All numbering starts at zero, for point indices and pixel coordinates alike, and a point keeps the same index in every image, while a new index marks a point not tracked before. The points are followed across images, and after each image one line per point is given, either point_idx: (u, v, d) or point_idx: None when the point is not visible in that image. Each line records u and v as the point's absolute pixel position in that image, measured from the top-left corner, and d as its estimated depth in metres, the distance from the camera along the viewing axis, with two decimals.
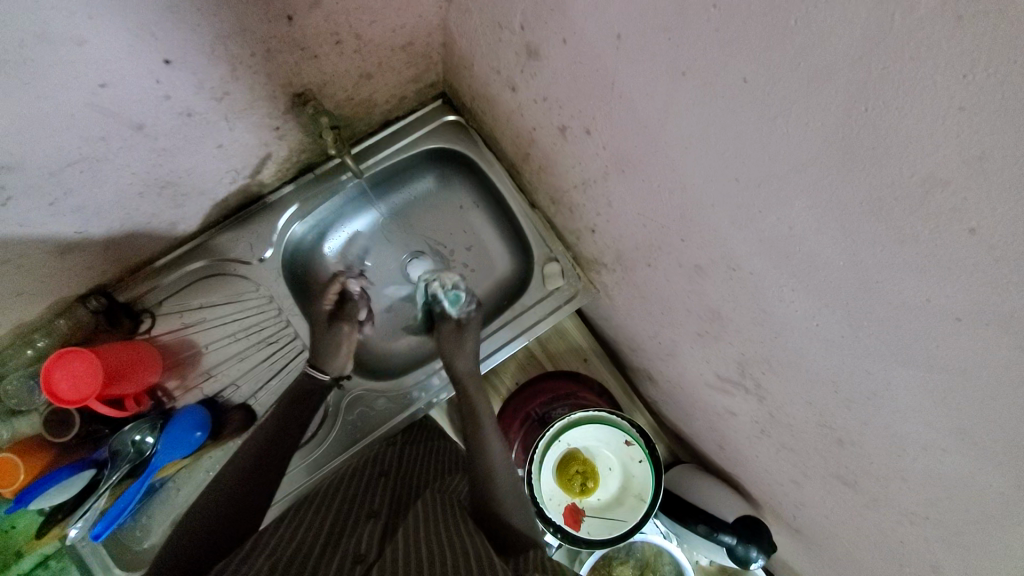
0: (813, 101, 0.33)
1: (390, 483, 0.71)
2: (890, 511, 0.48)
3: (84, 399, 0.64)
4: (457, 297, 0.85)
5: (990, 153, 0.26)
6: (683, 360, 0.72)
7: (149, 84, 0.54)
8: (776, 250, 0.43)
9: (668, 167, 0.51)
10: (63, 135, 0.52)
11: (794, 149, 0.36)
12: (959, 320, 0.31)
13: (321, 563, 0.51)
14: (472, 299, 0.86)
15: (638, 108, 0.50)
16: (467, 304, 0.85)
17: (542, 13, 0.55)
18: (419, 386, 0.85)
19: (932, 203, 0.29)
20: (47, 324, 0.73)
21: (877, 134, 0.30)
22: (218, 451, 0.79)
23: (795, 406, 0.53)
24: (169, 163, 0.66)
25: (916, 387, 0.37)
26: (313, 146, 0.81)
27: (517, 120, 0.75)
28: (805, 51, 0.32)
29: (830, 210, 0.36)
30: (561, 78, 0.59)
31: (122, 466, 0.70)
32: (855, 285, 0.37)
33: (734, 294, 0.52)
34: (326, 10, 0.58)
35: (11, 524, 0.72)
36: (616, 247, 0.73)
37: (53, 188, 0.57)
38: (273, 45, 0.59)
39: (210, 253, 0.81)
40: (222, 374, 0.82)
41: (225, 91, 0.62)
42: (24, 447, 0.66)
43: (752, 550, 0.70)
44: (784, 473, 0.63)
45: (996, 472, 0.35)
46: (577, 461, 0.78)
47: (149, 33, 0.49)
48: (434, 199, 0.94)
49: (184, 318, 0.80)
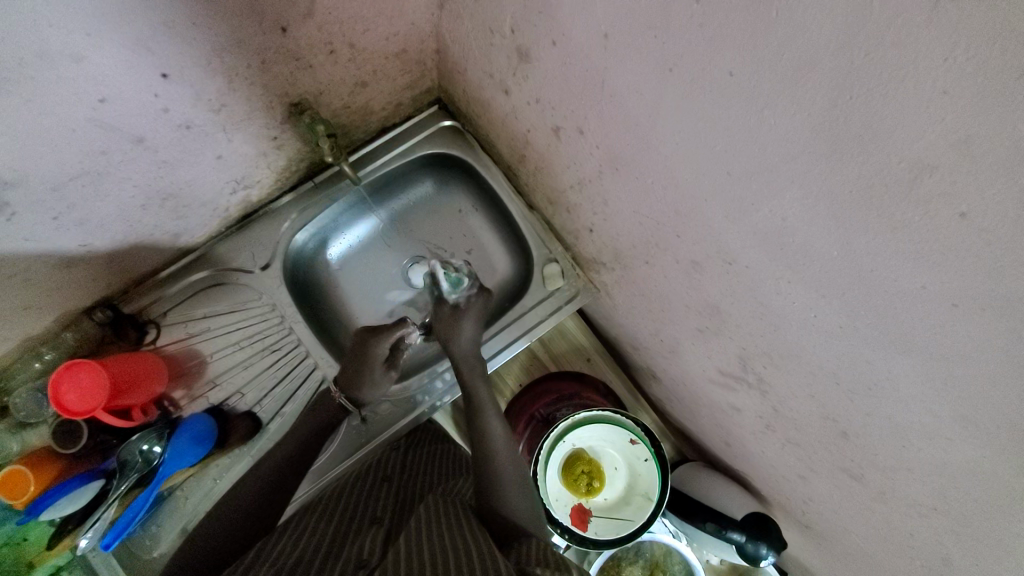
0: (797, 90, 0.33)
1: (394, 488, 0.71)
2: (897, 503, 0.47)
3: (92, 410, 0.65)
4: (457, 280, 0.83)
5: (976, 136, 0.26)
6: (685, 357, 0.72)
7: (149, 98, 0.55)
8: (771, 242, 0.43)
9: (661, 163, 0.51)
10: (65, 150, 0.53)
11: (781, 139, 0.36)
12: (954, 306, 0.31)
13: (325, 568, 0.52)
14: (474, 285, 0.83)
15: (628, 107, 0.50)
16: (468, 288, 0.83)
17: (531, 15, 0.55)
18: (422, 390, 0.86)
19: (921, 188, 0.29)
20: (55, 337, 0.74)
21: (861, 122, 0.30)
22: (225, 459, 0.80)
23: (798, 399, 0.52)
24: (170, 175, 0.67)
25: (915, 374, 0.37)
26: (312, 154, 0.82)
27: (512, 122, 0.76)
28: (787, 42, 0.32)
29: (821, 200, 0.36)
30: (553, 79, 0.60)
31: (130, 476, 0.72)
32: (849, 273, 0.37)
33: (733, 289, 0.52)
34: (319, 20, 0.59)
35: (22, 537, 0.69)
36: (614, 246, 0.73)
37: (57, 203, 0.58)
38: (269, 56, 0.60)
39: (212, 263, 0.83)
40: (228, 383, 0.82)
41: (223, 103, 0.63)
42: (36, 459, 0.66)
43: (763, 547, 0.70)
44: (791, 468, 0.62)
45: (999, 458, 0.34)
46: (583, 461, 0.78)
47: (146, 48, 0.50)
48: (433, 204, 0.95)
49: (188, 328, 0.81)
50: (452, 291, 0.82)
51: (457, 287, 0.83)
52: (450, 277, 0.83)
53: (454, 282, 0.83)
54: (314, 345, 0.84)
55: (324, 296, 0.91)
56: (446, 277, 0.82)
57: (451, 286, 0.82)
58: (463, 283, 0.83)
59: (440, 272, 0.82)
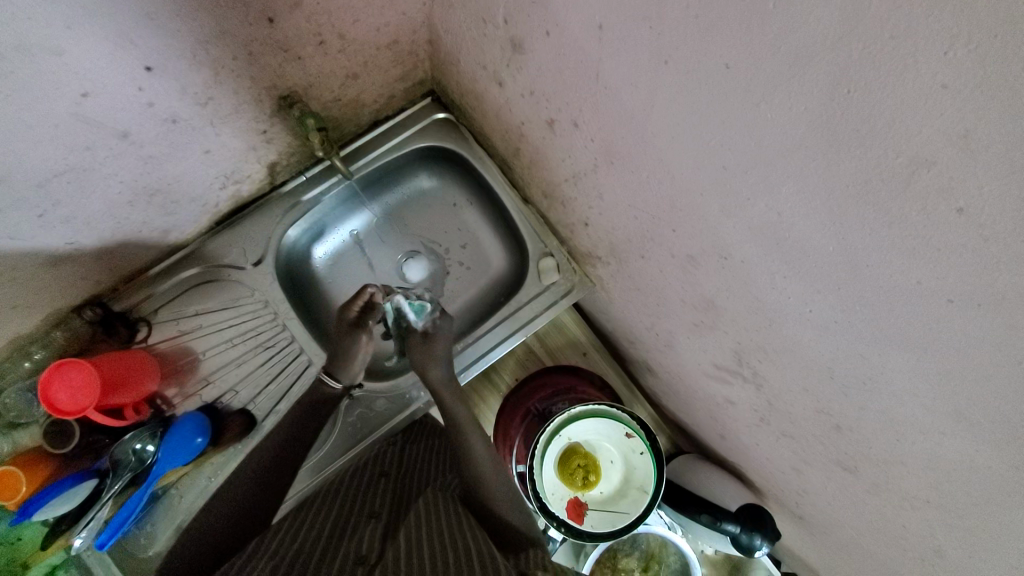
0: (796, 83, 0.32)
1: (390, 483, 0.71)
2: (891, 496, 0.47)
3: (83, 409, 0.64)
4: (422, 305, 0.84)
5: (975, 131, 0.25)
6: (681, 351, 0.72)
7: (133, 92, 0.54)
8: (767, 237, 0.43)
9: (657, 157, 0.51)
10: (49, 146, 0.52)
11: (778, 133, 0.36)
12: (950, 302, 0.31)
13: (322, 564, 0.52)
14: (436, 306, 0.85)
15: (623, 99, 0.50)
16: (433, 312, 0.84)
17: (525, 6, 0.54)
18: (417, 386, 0.85)
19: (918, 183, 0.29)
20: (44, 336, 0.73)
21: (859, 116, 0.30)
22: (219, 458, 0.79)
23: (792, 393, 0.52)
24: (158, 170, 0.66)
25: (910, 369, 0.37)
26: (303, 149, 0.81)
27: (506, 115, 0.75)
28: (786, 34, 0.31)
29: (819, 196, 0.35)
30: (547, 71, 0.59)
31: (123, 475, 0.70)
32: (846, 268, 0.37)
33: (728, 283, 0.52)
34: (307, 10, 0.58)
35: (17, 536, 0.70)
36: (609, 240, 0.73)
37: (42, 200, 0.57)
38: (256, 49, 0.59)
39: (203, 259, 0.82)
40: (221, 380, 0.82)
41: (210, 96, 0.61)
42: (27, 460, 0.66)
43: (757, 538, 0.70)
44: (786, 461, 0.63)
45: (994, 453, 0.34)
46: (580, 455, 0.78)
47: (129, 41, 0.49)
48: (427, 199, 0.94)
49: (180, 326, 0.80)
50: (418, 319, 0.82)
51: (422, 314, 0.83)
52: (414, 305, 0.83)
53: (418, 308, 0.83)
54: (307, 343, 0.83)
55: (317, 292, 0.90)
56: (410, 307, 0.82)
57: (416, 314, 0.82)
58: (427, 309, 0.84)
59: (405, 304, 0.81)
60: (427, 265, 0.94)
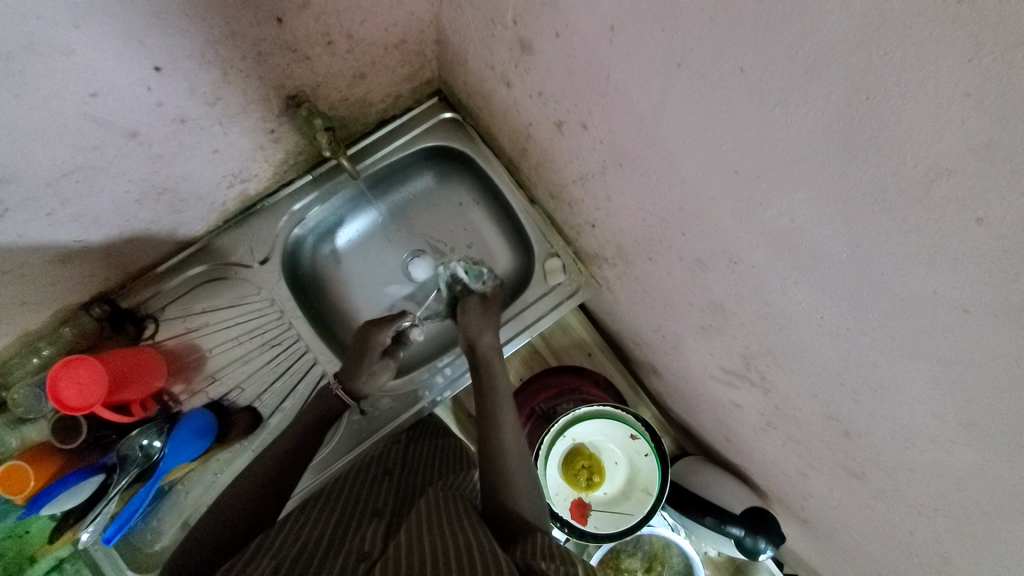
0: (813, 88, 0.32)
1: (395, 481, 0.72)
2: (899, 503, 0.47)
3: (92, 406, 0.65)
4: (479, 272, 0.87)
5: (999, 140, 0.25)
6: (687, 354, 0.71)
7: (142, 91, 0.54)
8: (779, 242, 0.42)
9: (667, 161, 0.50)
10: (58, 145, 0.52)
11: (793, 140, 0.35)
12: (965, 312, 0.31)
13: (327, 559, 0.53)
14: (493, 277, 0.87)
15: (633, 102, 0.49)
16: (489, 278, 0.86)
17: (535, 8, 0.54)
18: (427, 382, 0.86)
19: (936, 193, 0.28)
20: (52, 332, 0.73)
21: (876, 126, 0.29)
22: (226, 454, 0.80)
23: (800, 398, 0.52)
24: (166, 169, 0.66)
25: (923, 378, 0.36)
26: (311, 147, 0.81)
27: (514, 115, 0.74)
28: (801, 41, 0.31)
29: (833, 205, 0.35)
30: (556, 72, 0.58)
31: (130, 470, 0.71)
32: (857, 277, 0.37)
33: (737, 288, 0.52)
34: (316, 10, 0.57)
35: (23, 529, 0.70)
36: (616, 241, 0.72)
37: (50, 199, 0.57)
38: (264, 48, 0.59)
39: (211, 257, 0.82)
40: (228, 378, 0.82)
41: (219, 96, 0.61)
42: (34, 455, 0.65)
43: (761, 541, 0.70)
44: (791, 465, 0.63)
45: (1007, 463, 0.34)
46: (583, 456, 0.78)
47: (138, 41, 0.49)
48: (432, 198, 0.94)
49: (187, 323, 0.81)
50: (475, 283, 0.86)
51: (479, 278, 0.87)
52: (471, 271, 0.87)
53: (474, 274, 0.87)
54: (313, 340, 0.84)
55: (323, 290, 0.91)
56: (468, 271, 0.88)
57: (472, 278, 0.87)
58: (484, 274, 0.87)
59: (461, 270, 0.87)
60: (427, 258, 0.92)
